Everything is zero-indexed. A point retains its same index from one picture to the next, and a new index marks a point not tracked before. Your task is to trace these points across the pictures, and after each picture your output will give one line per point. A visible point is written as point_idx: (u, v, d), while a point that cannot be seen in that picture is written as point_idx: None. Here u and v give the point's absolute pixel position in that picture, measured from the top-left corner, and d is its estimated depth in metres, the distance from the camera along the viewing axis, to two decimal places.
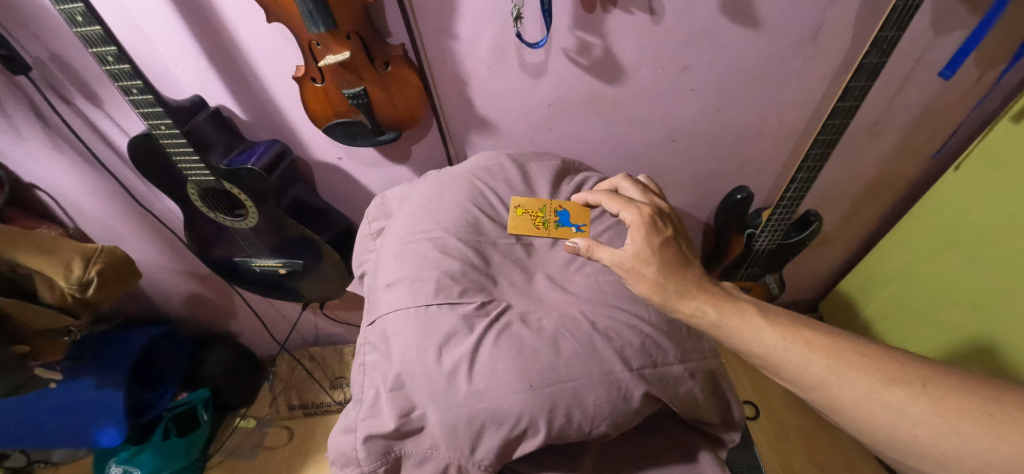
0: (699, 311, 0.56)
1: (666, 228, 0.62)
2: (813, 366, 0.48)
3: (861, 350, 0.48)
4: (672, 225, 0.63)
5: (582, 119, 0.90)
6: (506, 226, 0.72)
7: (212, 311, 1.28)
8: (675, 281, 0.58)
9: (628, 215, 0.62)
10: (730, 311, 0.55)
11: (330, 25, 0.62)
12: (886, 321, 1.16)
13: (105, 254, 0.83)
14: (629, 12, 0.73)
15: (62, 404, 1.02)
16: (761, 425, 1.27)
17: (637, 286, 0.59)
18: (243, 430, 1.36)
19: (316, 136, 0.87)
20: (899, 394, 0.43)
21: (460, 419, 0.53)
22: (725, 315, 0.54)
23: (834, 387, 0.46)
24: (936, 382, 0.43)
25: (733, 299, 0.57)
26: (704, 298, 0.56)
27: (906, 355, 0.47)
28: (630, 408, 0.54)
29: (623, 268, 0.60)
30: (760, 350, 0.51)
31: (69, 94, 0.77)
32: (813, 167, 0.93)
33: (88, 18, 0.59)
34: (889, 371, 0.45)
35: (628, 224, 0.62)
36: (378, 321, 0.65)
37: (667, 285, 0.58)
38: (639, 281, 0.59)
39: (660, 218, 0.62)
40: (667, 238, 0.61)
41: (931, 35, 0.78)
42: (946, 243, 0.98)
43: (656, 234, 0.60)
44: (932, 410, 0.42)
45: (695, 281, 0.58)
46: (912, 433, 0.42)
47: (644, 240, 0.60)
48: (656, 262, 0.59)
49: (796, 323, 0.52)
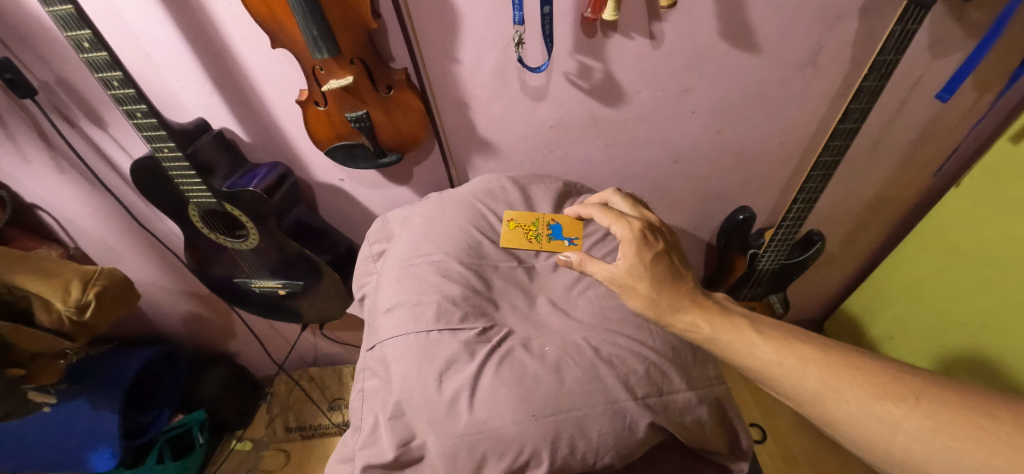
0: (692, 326, 0.55)
1: (657, 242, 0.61)
2: (807, 380, 0.47)
3: (855, 363, 0.47)
4: (664, 240, 0.62)
5: (584, 141, 0.90)
6: (499, 240, 0.72)
7: (211, 331, 1.27)
8: (668, 297, 0.57)
9: (619, 229, 0.62)
10: (724, 325, 0.54)
11: (333, 50, 0.62)
12: (894, 341, 1.14)
13: (103, 276, 0.82)
14: (629, 36, 0.74)
15: (49, 430, 0.99)
16: (767, 449, 1.24)
17: (630, 301, 0.58)
18: (239, 453, 1.33)
19: (319, 158, 0.88)
20: (893, 407, 0.43)
21: (461, 448, 0.52)
22: (719, 330, 0.53)
23: (828, 402, 0.45)
24: (929, 396, 0.42)
25: (726, 311, 0.56)
26: (697, 312, 0.55)
27: (900, 367, 0.46)
28: (635, 439, 0.53)
29: (616, 282, 0.59)
30: (753, 365, 0.50)
31: (75, 117, 0.77)
32: (815, 187, 0.93)
33: (95, 44, 0.59)
34: (882, 385, 0.44)
35: (619, 239, 0.61)
36: (378, 346, 0.64)
37: (660, 300, 0.57)
38: (632, 296, 0.58)
39: (651, 232, 0.62)
40: (658, 252, 0.60)
41: (928, 57, 0.78)
42: (950, 261, 0.97)
43: (647, 248, 0.60)
44: (925, 425, 0.41)
45: (688, 295, 0.57)
46: (907, 449, 0.41)
47: (636, 255, 0.59)
48: (649, 277, 0.58)
49: (789, 336, 0.51)
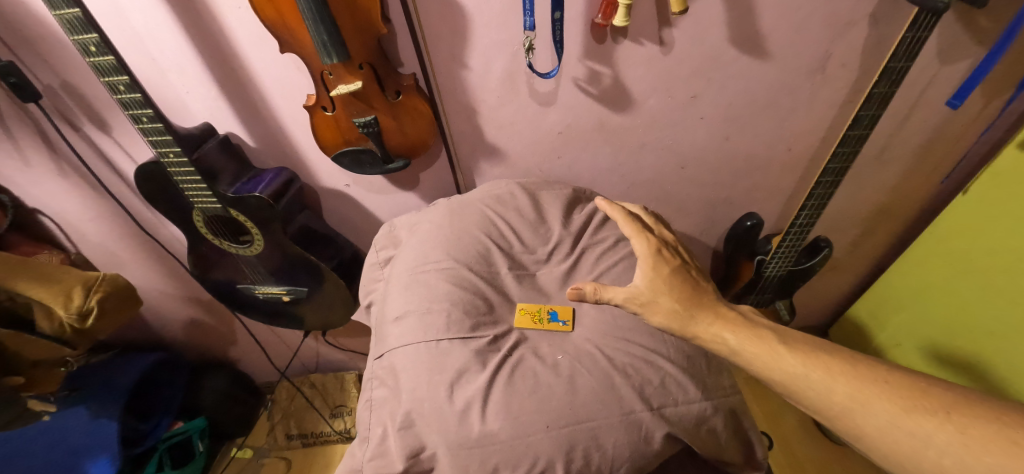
0: (716, 337, 0.53)
1: (674, 258, 0.61)
2: (835, 393, 0.46)
3: (884, 376, 0.45)
4: (680, 256, 0.62)
5: (592, 146, 0.90)
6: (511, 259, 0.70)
7: (212, 337, 1.25)
8: (690, 307, 0.55)
9: (638, 244, 0.62)
10: (749, 336, 0.52)
11: (343, 55, 0.62)
12: (900, 348, 1.13)
13: (106, 283, 0.81)
14: (639, 42, 0.73)
15: (48, 439, 0.97)
16: (776, 457, 1.23)
17: (654, 317, 0.56)
18: (239, 461, 1.32)
19: (325, 164, 0.87)
20: (922, 421, 0.42)
21: (473, 461, 0.51)
22: (745, 341, 0.51)
23: (856, 415, 0.44)
24: (961, 410, 0.41)
25: (751, 322, 0.54)
26: (720, 323, 0.53)
27: (929, 379, 0.45)
28: (651, 451, 0.52)
29: (638, 301, 0.56)
30: (780, 378, 0.48)
31: (79, 121, 0.77)
32: (823, 194, 0.92)
33: (101, 48, 0.58)
34: (911, 398, 0.43)
35: (637, 255, 0.61)
36: (386, 355, 0.63)
37: (683, 311, 0.55)
38: (655, 312, 0.56)
39: (667, 249, 0.62)
40: (676, 267, 0.59)
41: (937, 65, 0.78)
42: (959, 269, 0.96)
43: (664, 263, 0.59)
44: (956, 440, 0.40)
45: (710, 306, 0.56)
46: (939, 464, 0.40)
47: (654, 270, 0.58)
48: (670, 290, 0.57)
49: (815, 348, 0.49)
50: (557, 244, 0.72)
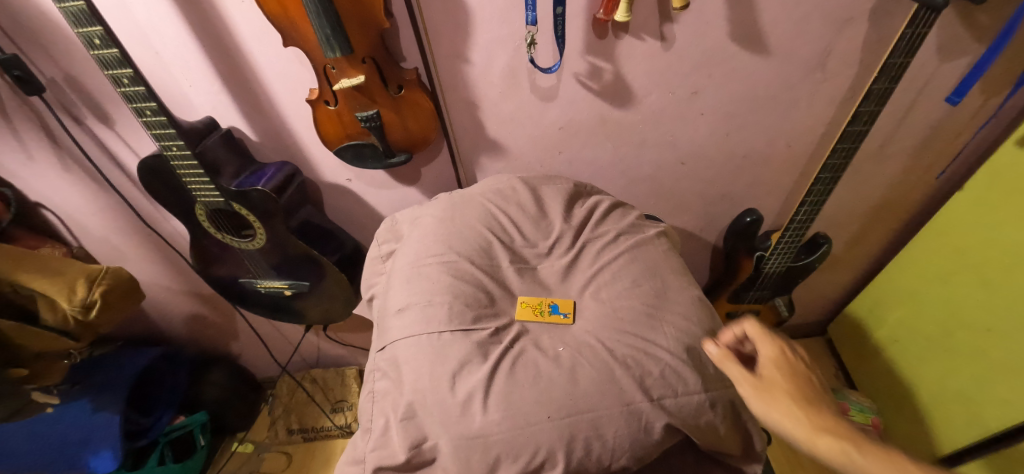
0: (839, 450, 0.45)
1: (804, 364, 0.54)
2: None
3: None
4: (812, 366, 0.54)
5: (592, 142, 0.90)
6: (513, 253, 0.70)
7: (213, 332, 1.26)
8: (812, 413, 0.48)
9: (762, 341, 0.56)
10: (882, 458, 0.43)
11: (346, 49, 0.62)
12: (898, 344, 1.14)
13: (109, 276, 0.81)
14: (640, 38, 0.74)
15: (51, 432, 0.98)
16: (775, 452, 1.24)
17: (767, 410, 0.50)
18: (240, 456, 1.33)
19: (327, 158, 0.87)
20: None
21: (475, 451, 0.52)
22: (875, 463, 0.43)
23: None
24: None
25: (888, 446, 0.45)
26: (847, 437, 0.45)
27: None
28: (651, 441, 0.53)
29: (756, 389, 0.51)
30: None
31: (82, 115, 0.77)
32: (823, 190, 0.93)
33: (106, 41, 0.59)
34: None
35: (760, 348, 0.55)
36: (388, 347, 0.63)
37: (804, 413, 0.48)
38: (772, 407, 0.50)
39: (798, 352, 0.55)
40: (805, 374, 0.52)
41: (936, 61, 0.78)
42: (957, 265, 0.96)
43: (790, 363, 0.53)
44: None
45: (836, 419, 0.47)
46: None
47: (778, 366, 0.53)
48: (792, 389, 0.50)
49: None
50: (558, 239, 0.72)
